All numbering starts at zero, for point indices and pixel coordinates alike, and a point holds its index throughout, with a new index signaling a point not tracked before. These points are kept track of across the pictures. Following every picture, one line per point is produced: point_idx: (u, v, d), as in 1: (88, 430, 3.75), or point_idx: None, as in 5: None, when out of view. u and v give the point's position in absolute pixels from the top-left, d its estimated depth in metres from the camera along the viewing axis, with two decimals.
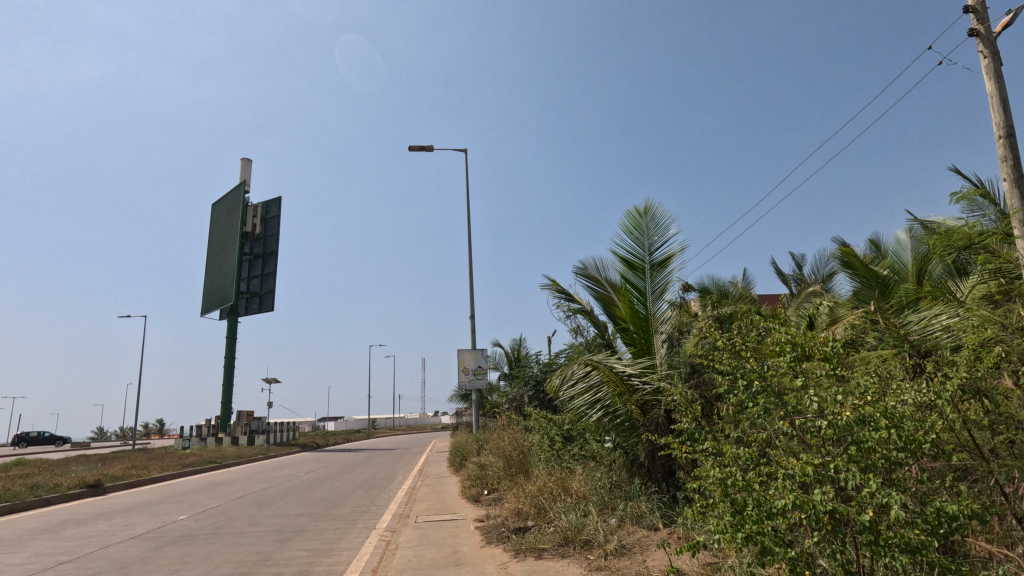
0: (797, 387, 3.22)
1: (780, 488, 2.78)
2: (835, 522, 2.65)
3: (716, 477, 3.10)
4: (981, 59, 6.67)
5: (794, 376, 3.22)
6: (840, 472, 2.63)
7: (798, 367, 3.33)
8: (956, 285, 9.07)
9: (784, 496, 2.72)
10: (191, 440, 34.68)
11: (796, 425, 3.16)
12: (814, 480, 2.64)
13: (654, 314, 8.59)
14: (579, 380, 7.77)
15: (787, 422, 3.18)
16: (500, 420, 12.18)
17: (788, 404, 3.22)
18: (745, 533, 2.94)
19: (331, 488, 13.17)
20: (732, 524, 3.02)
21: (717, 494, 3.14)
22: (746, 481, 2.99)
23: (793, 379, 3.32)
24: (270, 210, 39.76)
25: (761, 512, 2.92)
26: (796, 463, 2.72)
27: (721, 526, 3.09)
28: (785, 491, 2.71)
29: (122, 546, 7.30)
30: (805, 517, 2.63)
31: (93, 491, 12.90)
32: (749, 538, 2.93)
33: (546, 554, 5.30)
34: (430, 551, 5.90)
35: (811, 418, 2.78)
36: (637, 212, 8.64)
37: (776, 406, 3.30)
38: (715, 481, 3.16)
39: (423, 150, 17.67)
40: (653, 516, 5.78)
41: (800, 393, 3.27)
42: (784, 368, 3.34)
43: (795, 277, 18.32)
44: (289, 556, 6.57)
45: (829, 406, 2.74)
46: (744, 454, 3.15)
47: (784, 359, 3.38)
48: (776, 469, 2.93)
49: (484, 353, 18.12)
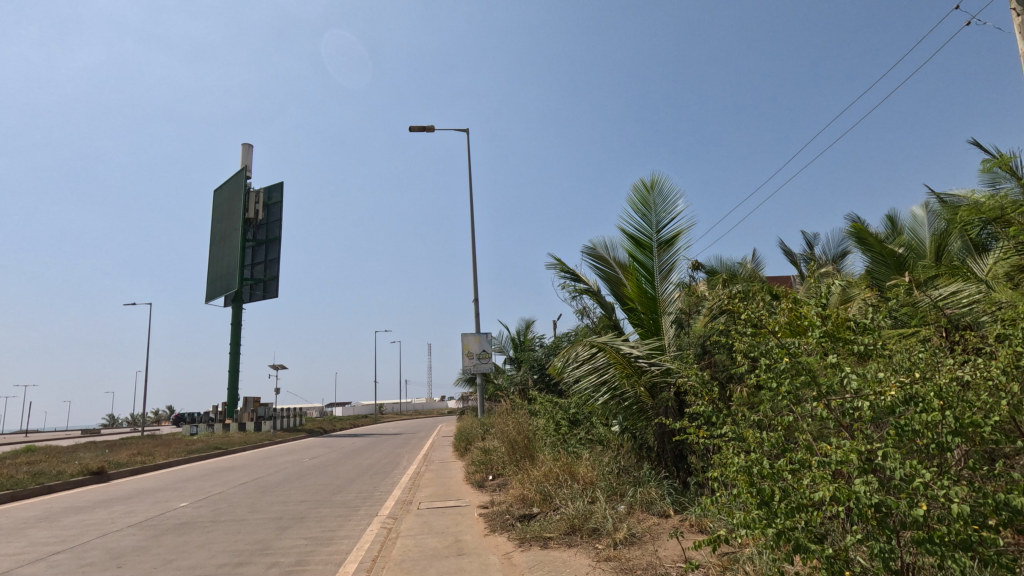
0: (829, 364, 2.93)
1: (814, 479, 2.51)
2: (879, 516, 2.37)
3: (741, 466, 2.85)
4: (1014, 17, 6.24)
5: (825, 352, 2.94)
6: (887, 459, 2.34)
7: (830, 343, 3.06)
8: (977, 261, 8.68)
9: (820, 487, 2.45)
10: (198, 425, 34.86)
11: (830, 406, 2.87)
12: (856, 469, 2.36)
13: (662, 294, 8.28)
14: (584, 361, 7.44)
15: (820, 404, 2.89)
16: (505, 405, 11.96)
17: (821, 383, 2.94)
18: (776, 529, 2.68)
19: (336, 473, 13.05)
20: (759, 518, 2.77)
21: (742, 485, 2.89)
22: (775, 470, 2.73)
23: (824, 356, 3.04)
24: (272, 195, 39.48)
25: (792, 504, 2.66)
26: (834, 449, 2.45)
27: (748, 519, 2.83)
28: (821, 481, 2.44)
29: (119, 535, 7.14)
30: (845, 510, 2.36)
31: (97, 478, 12.83)
32: (780, 534, 2.66)
33: (551, 544, 5.06)
34: (431, 540, 5.68)
35: (850, 400, 2.49)
36: (645, 187, 8.28)
37: (805, 386, 3.01)
38: (740, 469, 2.90)
39: (423, 131, 17.29)
40: (664, 503, 5.54)
41: (833, 372, 2.98)
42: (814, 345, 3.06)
43: (806, 257, 17.90)
44: (287, 545, 6.38)
45: (870, 386, 2.45)
46: (771, 440, 2.89)
47: (813, 334, 3.08)
48: (810, 456, 2.65)
49: (489, 336, 17.89)
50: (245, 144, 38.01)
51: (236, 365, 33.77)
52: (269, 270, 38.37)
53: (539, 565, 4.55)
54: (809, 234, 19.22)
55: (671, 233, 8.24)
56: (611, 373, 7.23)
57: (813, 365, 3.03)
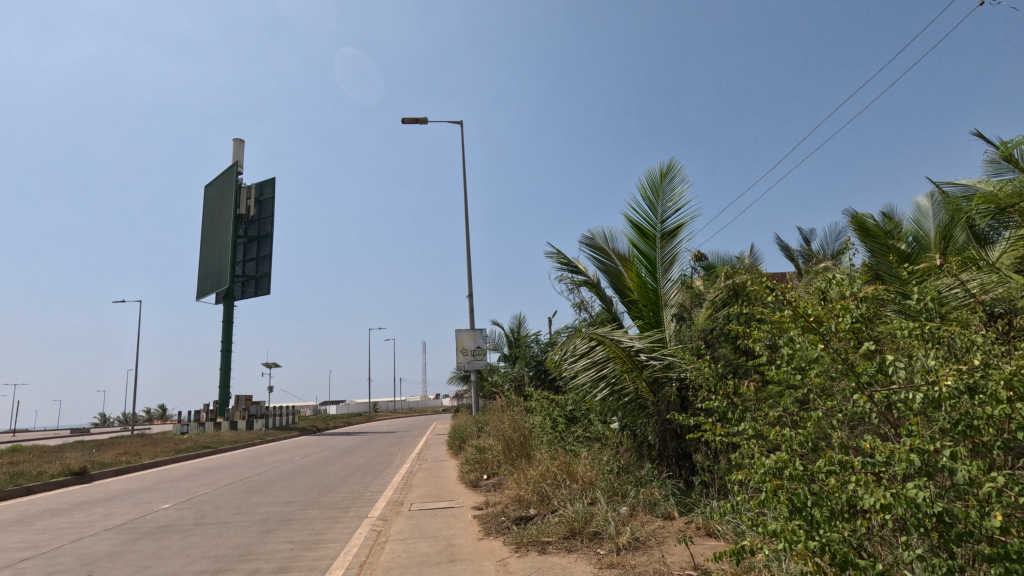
0: (868, 351, 2.66)
1: (865, 486, 2.28)
2: (942, 527, 2.17)
3: (770, 467, 2.59)
4: None
5: (858, 338, 2.71)
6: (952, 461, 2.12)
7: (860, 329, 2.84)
8: (985, 253, 8.45)
9: (871, 496, 2.22)
10: (189, 424, 34.40)
11: (873, 398, 2.61)
12: (918, 472, 2.15)
13: (664, 286, 8.01)
14: (581, 355, 7.18)
15: (862, 396, 2.62)
16: (501, 402, 11.67)
17: (862, 373, 2.66)
18: (820, 542, 2.44)
19: (326, 473, 12.72)
20: (785, 523, 2.59)
21: (769, 489, 2.64)
22: (811, 472, 2.48)
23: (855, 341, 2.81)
24: (264, 191, 38.95)
25: (836, 513, 2.43)
26: (889, 450, 2.22)
27: (781, 531, 2.58)
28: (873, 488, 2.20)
29: (94, 539, 6.80)
30: (906, 522, 2.13)
31: (79, 479, 12.44)
32: (823, 548, 2.42)
33: (550, 549, 4.75)
34: (423, 544, 5.37)
35: (900, 392, 2.26)
36: (659, 173, 7.98)
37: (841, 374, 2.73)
38: (765, 473, 2.71)
39: (417, 123, 16.91)
40: (668, 504, 5.28)
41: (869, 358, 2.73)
42: (839, 327, 2.80)
43: (803, 253, 17.69)
44: (271, 550, 6.03)
45: (924, 377, 2.22)
46: (800, 437, 2.63)
47: (846, 320, 2.77)
48: (851, 457, 2.42)
49: (483, 333, 17.60)
50: (237, 138, 37.46)
51: (227, 363, 33.31)
52: (261, 267, 37.88)
53: (537, 572, 4.24)
54: (806, 229, 19.00)
55: (676, 224, 7.95)
56: (610, 368, 6.96)
57: (842, 351, 2.82)
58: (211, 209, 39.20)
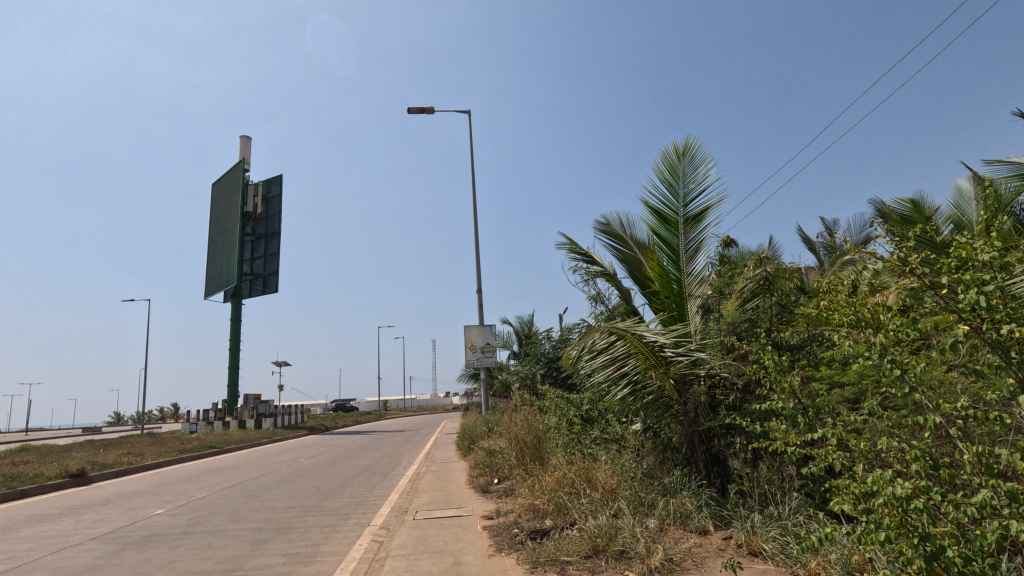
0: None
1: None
2: None
3: (899, 493, 2.57)
4: None
5: (1004, 317, 2.38)
6: None
7: (1007, 309, 2.45)
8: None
9: None
10: (198, 423, 34.22)
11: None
12: None
13: (687, 276, 7.42)
14: (599, 351, 6.50)
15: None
16: (512, 401, 11.09)
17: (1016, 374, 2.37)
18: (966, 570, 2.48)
19: (331, 475, 12.23)
20: (917, 565, 2.61)
21: (892, 511, 2.66)
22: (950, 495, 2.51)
23: (1000, 321, 2.41)
24: (272, 188, 38.67)
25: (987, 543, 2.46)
26: None
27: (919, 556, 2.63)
28: None
29: (75, 551, 6.33)
30: None
31: (77, 481, 12.05)
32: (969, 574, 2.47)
33: (571, 570, 4.19)
34: (426, 561, 4.82)
35: None
36: (678, 152, 7.35)
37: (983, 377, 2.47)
38: (884, 505, 2.70)
39: (423, 112, 16.37)
40: (702, 517, 4.69)
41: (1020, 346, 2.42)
42: (992, 299, 2.41)
43: (826, 244, 16.89)
44: (262, 564, 5.51)
45: None
46: (918, 455, 2.60)
47: (975, 301, 2.41)
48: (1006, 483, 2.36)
49: (493, 329, 17.03)
50: (243, 135, 37.20)
51: (235, 362, 33.02)
52: (269, 265, 37.61)
53: None
54: (828, 220, 18.14)
55: (701, 207, 7.33)
56: (633, 365, 6.37)
57: (982, 329, 2.46)
58: (219, 206, 39.00)
